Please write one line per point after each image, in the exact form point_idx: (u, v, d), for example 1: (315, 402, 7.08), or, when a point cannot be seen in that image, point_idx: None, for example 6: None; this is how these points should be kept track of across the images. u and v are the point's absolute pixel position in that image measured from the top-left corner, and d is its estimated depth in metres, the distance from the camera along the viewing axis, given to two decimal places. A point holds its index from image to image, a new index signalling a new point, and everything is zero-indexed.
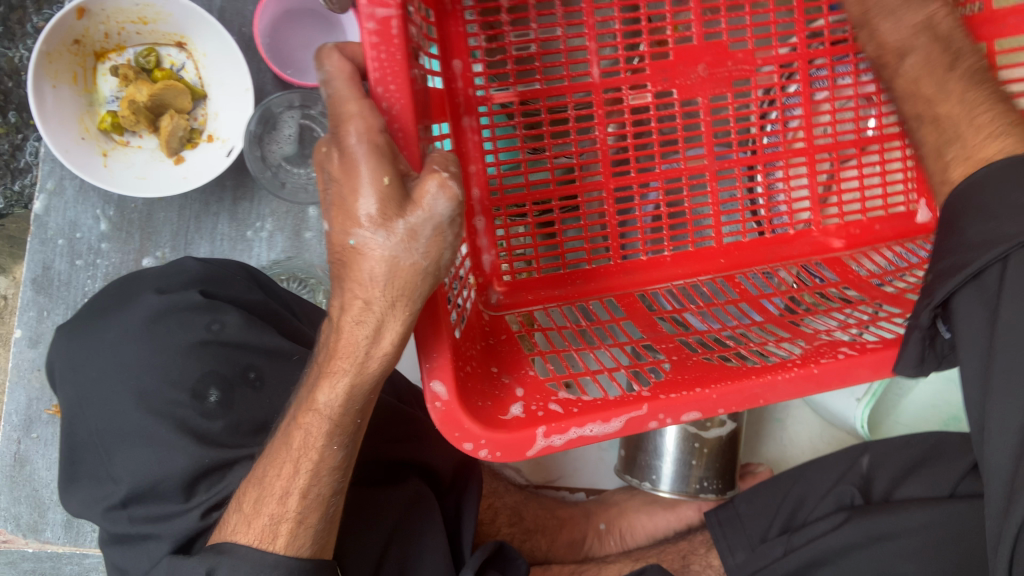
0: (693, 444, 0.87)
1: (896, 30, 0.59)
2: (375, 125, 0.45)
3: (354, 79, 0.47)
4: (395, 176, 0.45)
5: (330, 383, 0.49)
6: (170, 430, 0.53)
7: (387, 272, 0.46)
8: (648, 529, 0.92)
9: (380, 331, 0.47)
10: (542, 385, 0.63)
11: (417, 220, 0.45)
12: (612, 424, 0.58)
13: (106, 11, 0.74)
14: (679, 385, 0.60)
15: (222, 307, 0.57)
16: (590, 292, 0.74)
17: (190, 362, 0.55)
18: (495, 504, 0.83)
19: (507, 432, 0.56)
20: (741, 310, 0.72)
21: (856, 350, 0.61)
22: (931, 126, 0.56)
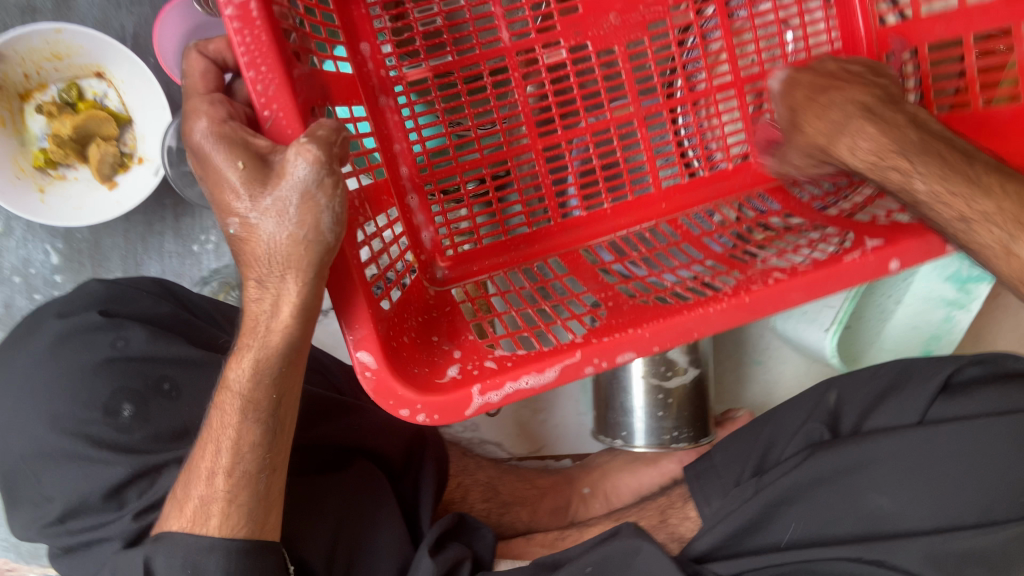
0: (659, 396, 0.86)
1: (883, 134, 0.53)
2: (223, 115, 0.46)
3: (206, 74, 0.49)
4: (251, 158, 0.44)
5: (237, 360, 0.48)
6: (84, 448, 0.55)
7: (265, 250, 0.44)
8: (634, 488, 0.91)
9: (271, 305, 0.45)
10: (481, 347, 0.56)
11: (283, 187, 0.43)
12: (544, 376, 0.51)
13: (19, 53, 0.76)
14: (615, 327, 0.54)
15: (125, 324, 0.60)
16: (535, 255, 0.71)
17: (99, 381, 0.57)
18: (465, 481, 0.84)
19: (444, 394, 0.51)
20: (685, 251, 0.68)
21: (791, 272, 0.54)
22: (982, 225, 0.50)
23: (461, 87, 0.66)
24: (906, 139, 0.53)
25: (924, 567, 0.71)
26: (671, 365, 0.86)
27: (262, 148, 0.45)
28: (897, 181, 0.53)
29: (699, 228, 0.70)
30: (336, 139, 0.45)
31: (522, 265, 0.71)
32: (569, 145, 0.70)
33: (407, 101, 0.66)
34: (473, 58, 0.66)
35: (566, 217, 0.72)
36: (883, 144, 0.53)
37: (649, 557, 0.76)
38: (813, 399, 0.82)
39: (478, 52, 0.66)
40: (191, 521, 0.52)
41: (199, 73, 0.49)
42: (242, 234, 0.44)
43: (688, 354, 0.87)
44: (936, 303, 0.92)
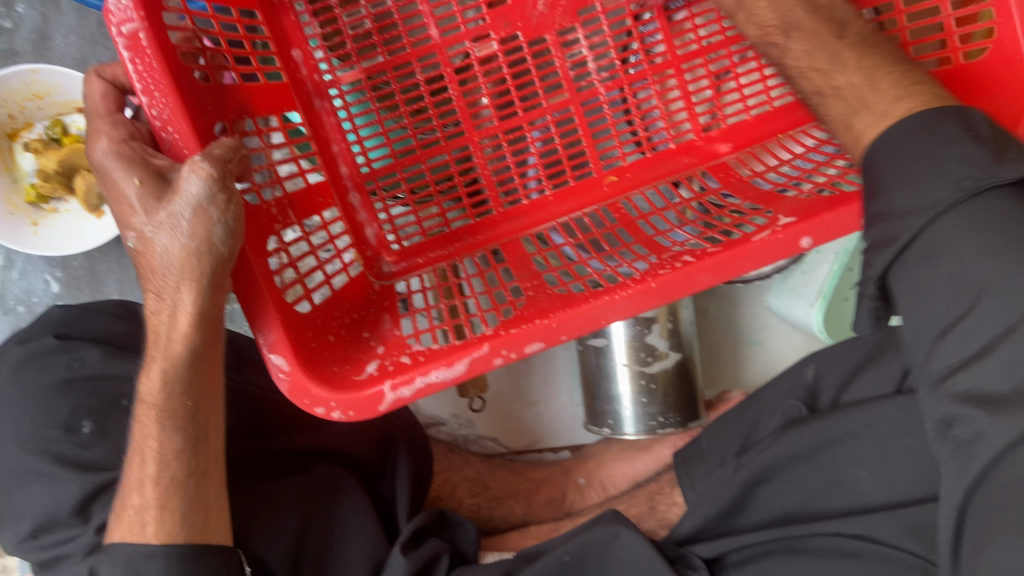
0: (640, 382, 0.85)
1: (774, 9, 0.55)
2: (122, 135, 0.51)
3: (109, 97, 0.54)
4: (147, 175, 0.48)
5: (153, 367, 0.53)
6: (48, 464, 0.59)
7: (161, 259, 0.49)
8: (628, 475, 0.91)
9: (174, 310, 0.50)
10: (403, 341, 0.63)
11: (177, 204, 0.47)
12: (452, 370, 0.56)
13: (0, 95, 0.81)
14: (524, 319, 0.59)
15: (79, 345, 0.65)
16: (478, 245, 0.75)
17: (60, 403, 0.62)
18: (451, 478, 0.85)
19: (358, 390, 0.56)
20: (620, 235, 0.70)
21: (696, 257, 0.57)
22: (834, 100, 0.51)
23: (392, 88, 0.70)
24: (819, 36, 0.53)
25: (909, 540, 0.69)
26: (650, 350, 0.85)
27: (161, 166, 0.49)
28: (775, 58, 0.56)
29: (636, 211, 0.73)
30: (233, 153, 0.50)
31: (465, 256, 0.74)
32: (504, 135, 0.74)
33: (342, 102, 0.71)
34: (403, 59, 0.70)
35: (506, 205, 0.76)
36: (771, 20, 0.55)
37: (629, 542, 0.78)
38: (793, 377, 0.83)
39: (408, 53, 0.70)
40: (131, 529, 0.56)
41: (103, 97, 0.54)
42: (141, 245, 0.49)
43: (667, 339, 0.85)
44: None
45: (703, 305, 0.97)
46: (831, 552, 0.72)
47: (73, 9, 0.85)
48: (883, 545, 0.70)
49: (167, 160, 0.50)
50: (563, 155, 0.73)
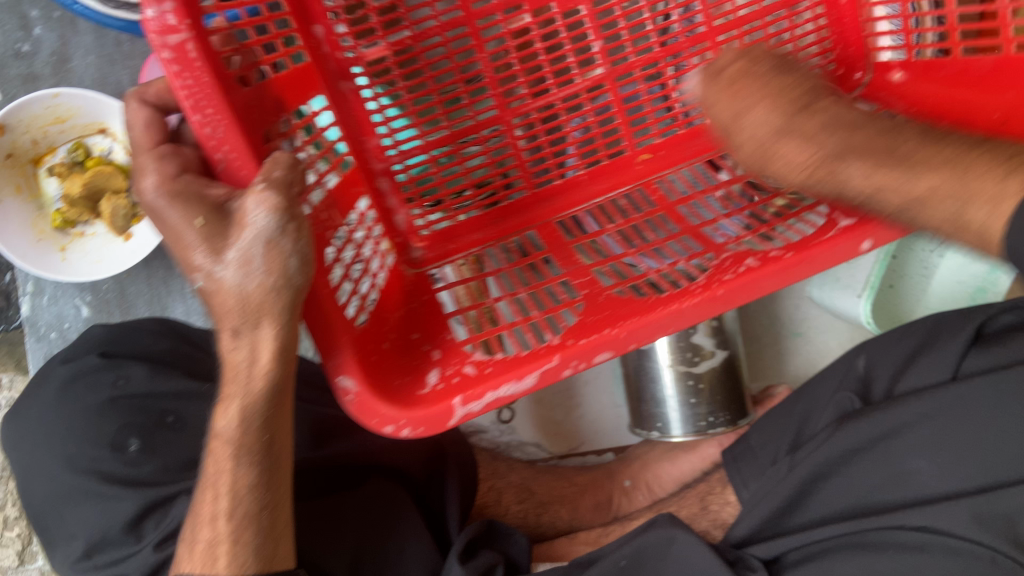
0: (688, 382, 0.83)
1: (795, 151, 0.51)
2: (173, 172, 0.48)
3: (152, 131, 0.52)
4: (208, 213, 0.45)
5: (227, 406, 0.51)
6: (97, 483, 0.58)
7: (236, 299, 0.46)
8: (675, 476, 0.89)
9: (254, 346, 0.47)
10: (461, 348, 0.61)
11: (245, 240, 0.44)
12: (524, 382, 0.55)
13: (23, 122, 0.80)
14: (587, 329, 0.58)
15: (126, 363, 0.62)
16: (511, 231, 0.73)
17: (105, 420, 0.60)
18: (497, 484, 0.85)
19: (426, 408, 0.55)
20: (661, 222, 0.69)
21: (760, 260, 0.57)
22: (921, 208, 0.46)
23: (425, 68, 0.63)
24: (799, 127, 0.52)
25: (978, 531, 0.67)
26: (696, 348, 0.83)
27: (218, 198, 0.47)
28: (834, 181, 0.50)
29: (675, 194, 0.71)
30: (297, 172, 0.46)
31: (500, 241, 0.72)
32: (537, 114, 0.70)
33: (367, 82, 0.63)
34: (432, 33, 0.63)
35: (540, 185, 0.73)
36: (801, 153, 0.51)
37: (685, 543, 0.77)
38: (843, 368, 0.81)
39: (436, 28, 0.63)
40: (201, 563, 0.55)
41: (145, 131, 0.52)
42: (211, 287, 0.45)
43: (714, 336, 0.83)
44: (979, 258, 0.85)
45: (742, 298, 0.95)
46: (893, 545, 0.70)
47: (92, 28, 0.85)
48: (948, 536, 0.68)
49: (223, 188, 0.47)
50: (606, 130, 0.69)
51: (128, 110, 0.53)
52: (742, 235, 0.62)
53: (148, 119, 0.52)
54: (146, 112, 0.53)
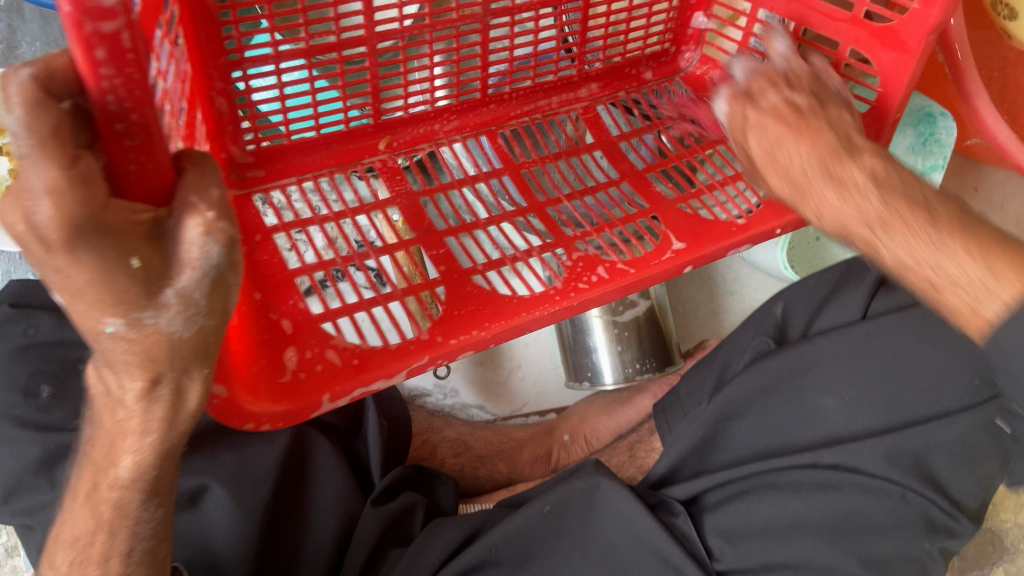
0: (614, 331, 0.87)
1: (844, 205, 0.55)
2: (97, 200, 0.32)
3: (53, 120, 0.31)
4: (143, 249, 0.34)
5: (131, 457, 0.44)
6: (11, 427, 0.61)
7: (167, 347, 0.38)
8: (611, 428, 0.92)
9: (179, 397, 0.41)
10: (312, 322, 0.61)
11: (187, 280, 0.36)
12: (390, 379, 0.58)
13: None
14: (455, 324, 0.61)
15: (33, 313, 0.66)
16: (348, 160, 0.71)
17: (17, 366, 0.63)
18: (432, 439, 0.88)
19: (290, 402, 0.56)
20: (506, 186, 0.71)
21: (608, 272, 0.64)
22: (950, 291, 0.49)
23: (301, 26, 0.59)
24: (861, 204, 0.53)
25: (889, 468, 0.68)
26: (622, 299, 0.87)
27: (143, 221, 0.35)
28: (870, 247, 0.54)
29: (518, 154, 0.74)
30: (213, 179, 0.38)
31: (334, 171, 0.70)
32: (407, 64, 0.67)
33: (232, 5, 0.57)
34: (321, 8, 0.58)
35: (385, 116, 0.72)
36: (846, 206, 0.54)
37: (610, 492, 0.73)
38: (761, 316, 0.81)
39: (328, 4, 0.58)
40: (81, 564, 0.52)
41: (49, 129, 0.31)
42: (133, 336, 0.36)
43: (636, 286, 0.87)
44: None
45: None
46: (807, 485, 0.69)
47: (37, 18, 0.90)
48: (860, 474, 0.68)
49: (145, 209, 0.36)
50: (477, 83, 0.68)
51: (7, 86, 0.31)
52: (587, 229, 0.67)
53: (45, 99, 0.31)
54: (41, 83, 0.32)
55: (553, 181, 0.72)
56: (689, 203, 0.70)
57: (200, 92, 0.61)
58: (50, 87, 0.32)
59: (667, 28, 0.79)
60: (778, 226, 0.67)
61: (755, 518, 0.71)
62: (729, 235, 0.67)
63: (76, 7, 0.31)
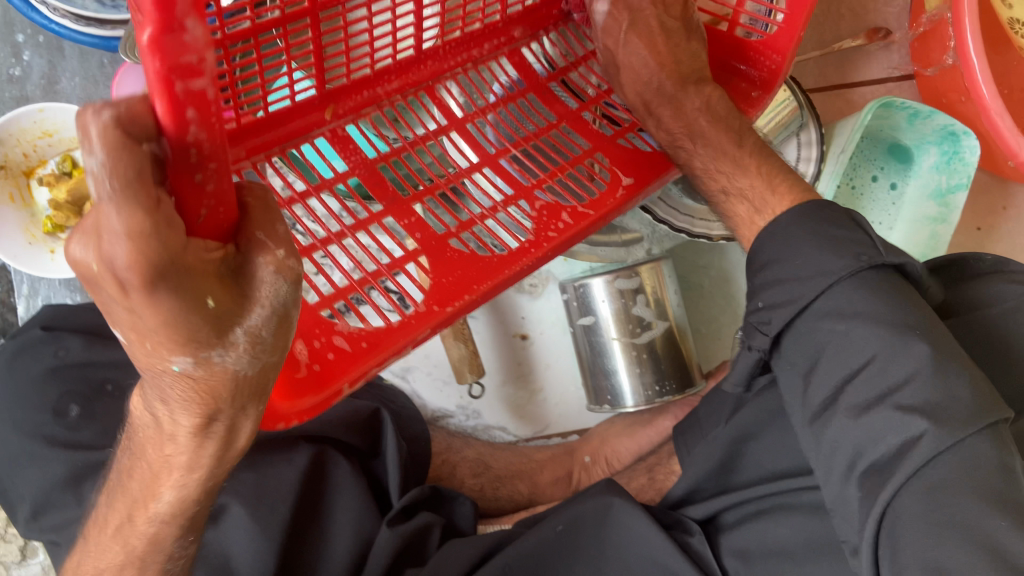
0: (632, 353, 0.88)
1: (712, 134, 0.68)
2: (178, 243, 0.32)
3: (138, 162, 0.30)
4: (216, 289, 0.35)
5: (174, 489, 0.47)
6: (42, 446, 0.64)
7: (231, 385, 0.40)
8: (633, 450, 0.91)
9: (231, 432, 0.43)
10: (318, 313, 0.60)
11: (258, 319, 0.38)
12: (397, 356, 0.60)
13: (13, 135, 0.89)
14: (447, 291, 0.62)
15: (63, 335, 0.69)
16: (295, 135, 0.64)
17: (48, 387, 0.66)
18: (452, 458, 0.90)
19: (312, 396, 0.56)
20: (458, 144, 0.70)
21: (573, 216, 0.66)
22: (737, 200, 0.68)
23: None
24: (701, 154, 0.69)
25: None
26: (639, 322, 0.87)
27: (212, 257, 0.35)
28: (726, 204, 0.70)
29: (461, 110, 0.71)
30: (279, 216, 0.40)
31: (284, 146, 0.64)
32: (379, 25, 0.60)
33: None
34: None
35: (329, 83, 0.64)
36: (709, 155, 0.69)
37: (623, 511, 0.73)
38: None
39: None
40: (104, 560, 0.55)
41: (130, 177, 0.30)
42: (198, 372, 0.38)
43: (653, 309, 0.88)
44: (922, 224, 0.94)
45: (695, 281, 1.01)
46: (825, 504, 0.67)
47: (76, 53, 0.93)
48: None
49: (216, 247, 0.36)
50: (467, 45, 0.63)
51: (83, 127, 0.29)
52: (539, 177, 0.69)
53: (128, 144, 0.29)
54: (122, 125, 0.30)
55: (500, 138, 0.71)
56: (626, 138, 0.73)
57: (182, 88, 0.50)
58: (131, 130, 0.30)
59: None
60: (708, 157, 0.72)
61: (772, 539, 0.69)
62: (667, 166, 0.71)
63: (164, 64, 0.29)
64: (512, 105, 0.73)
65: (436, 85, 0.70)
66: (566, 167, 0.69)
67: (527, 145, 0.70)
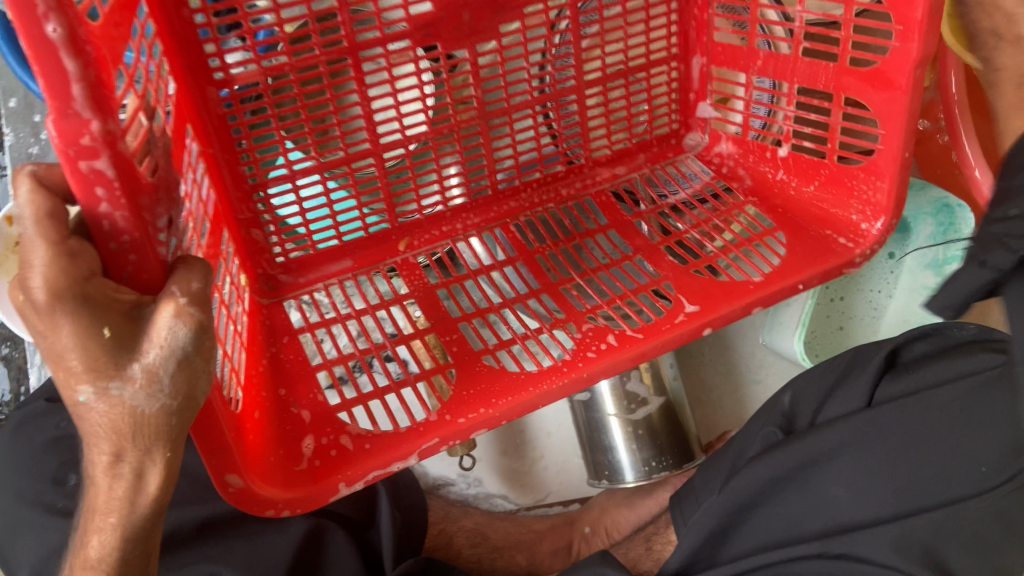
0: (631, 429, 0.88)
1: None
2: (83, 273, 0.37)
3: (47, 205, 0.37)
4: (115, 320, 0.38)
5: (100, 536, 0.44)
6: (39, 514, 0.65)
7: (131, 421, 0.39)
8: (633, 521, 0.90)
9: (140, 478, 0.41)
10: (331, 412, 0.63)
11: (154, 357, 0.38)
12: (401, 463, 0.60)
13: None
14: (464, 404, 0.62)
15: (66, 407, 0.72)
16: (369, 263, 0.75)
17: (48, 457, 0.69)
18: (448, 528, 0.90)
19: (304, 489, 0.58)
20: (521, 272, 0.74)
21: (618, 338, 0.66)
22: None
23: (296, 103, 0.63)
24: None
25: (897, 559, 0.63)
26: (635, 398, 0.88)
27: (127, 300, 0.39)
28: None
29: (531, 243, 0.77)
30: (199, 273, 0.41)
31: (358, 272, 0.75)
32: (410, 165, 0.73)
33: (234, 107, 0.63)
34: (309, 62, 0.62)
35: (403, 219, 0.76)
36: None
37: None
38: (771, 408, 0.80)
39: (315, 52, 0.62)
40: None
41: (43, 211, 0.37)
42: (101, 405, 0.38)
43: (649, 384, 0.89)
44: (920, 292, 0.96)
45: (695, 349, 1.01)
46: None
47: None
48: (869, 566, 0.63)
49: (131, 291, 0.39)
50: (463, 164, 0.73)
51: (18, 182, 0.38)
52: (596, 303, 0.70)
53: (41, 191, 0.38)
54: (42, 180, 0.38)
55: (559, 267, 0.75)
56: (692, 267, 0.72)
57: (226, 217, 0.67)
58: (52, 185, 0.38)
59: (671, 107, 0.83)
60: (798, 280, 0.68)
61: None
62: (743, 295, 0.68)
63: (64, 141, 0.35)
64: (583, 241, 0.77)
65: (510, 222, 0.79)
66: (618, 295, 0.70)
67: (596, 273, 0.73)
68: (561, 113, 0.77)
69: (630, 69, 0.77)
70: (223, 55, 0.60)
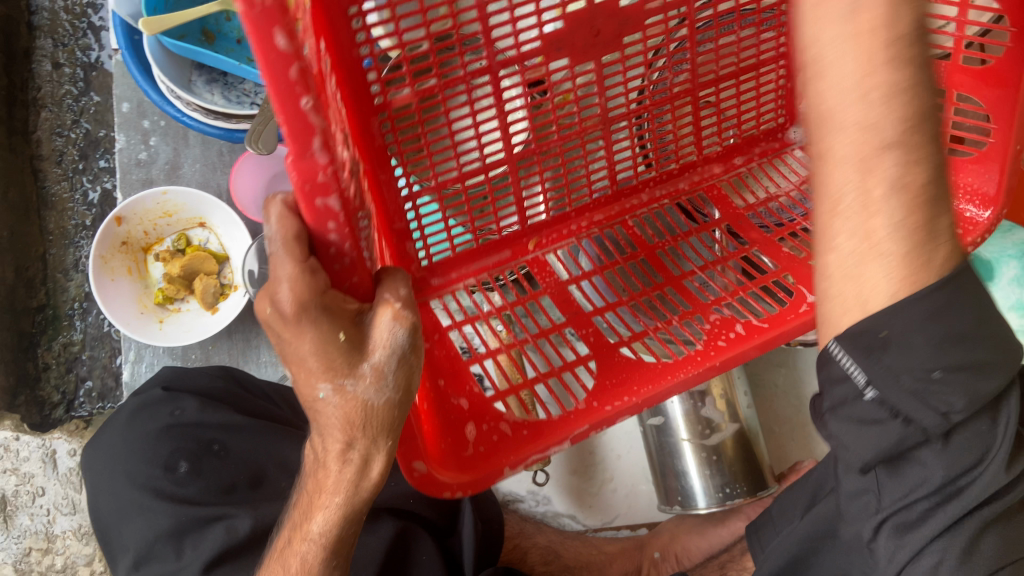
0: (708, 455, 0.89)
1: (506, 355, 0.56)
2: (320, 285, 0.45)
3: (295, 227, 0.44)
4: (348, 327, 0.46)
5: (323, 515, 0.54)
6: (150, 498, 0.69)
7: (363, 412, 0.48)
8: (704, 548, 0.92)
9: (366, 463, 0.51)
10: (487, 403, 0.70)
11: (380, 356, 0.47)
12: (559, 447, 0.67)
13: (138, 215, 0.97)
14: (608, 393, 0.70)
15: (181, 396, 0.75)
16: (506, 262, 0.81)
17: (161, 444, 0.72)
18: (523, 543, 0.92)
19: (475, 471, 0.65)
20: (642, 268, 0.80)
21: (746, 329, 0.72)
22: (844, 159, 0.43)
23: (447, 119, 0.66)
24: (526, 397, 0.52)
25: None
26: (709, 422, 0.89)
27: (352, 308, 0.47)
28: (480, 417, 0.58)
29: (650, 239, 0.82)
30: (401, 279, 0.50)
31: (493, 272, 0.81)
32: (540, 165, 0.76)
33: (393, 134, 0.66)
34: (457, 83, 0.65)
35: (531, 219, 0.81)
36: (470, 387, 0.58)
37: None
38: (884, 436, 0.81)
39: (461, 75, 0.65)
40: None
41: (293, 233, 0.44)
42: (337, 399, 0.47)
43: (723, 411, 0.90)
44: None
45: (768, 380, 1.02)
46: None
47: (198, 142, 1.03)
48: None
49: (353, 301, 0.48)
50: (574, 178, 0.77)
51: (270, 209, 0.44)
52: (720, 296, 0.76)
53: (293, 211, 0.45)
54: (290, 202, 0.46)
55: (677, 260, 0.81)
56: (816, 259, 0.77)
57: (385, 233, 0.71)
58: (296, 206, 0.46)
59: (779, 102, 0.84)
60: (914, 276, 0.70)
61: None
62: None
63: (302, 180, 0.42)
64: (694, 237, 0.82)
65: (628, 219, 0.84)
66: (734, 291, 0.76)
67: (704, 270, 0.79)
68: (676, 115, 0.79)
69: (743, 70, 0.78)
70: (383, 86, 0.63)
